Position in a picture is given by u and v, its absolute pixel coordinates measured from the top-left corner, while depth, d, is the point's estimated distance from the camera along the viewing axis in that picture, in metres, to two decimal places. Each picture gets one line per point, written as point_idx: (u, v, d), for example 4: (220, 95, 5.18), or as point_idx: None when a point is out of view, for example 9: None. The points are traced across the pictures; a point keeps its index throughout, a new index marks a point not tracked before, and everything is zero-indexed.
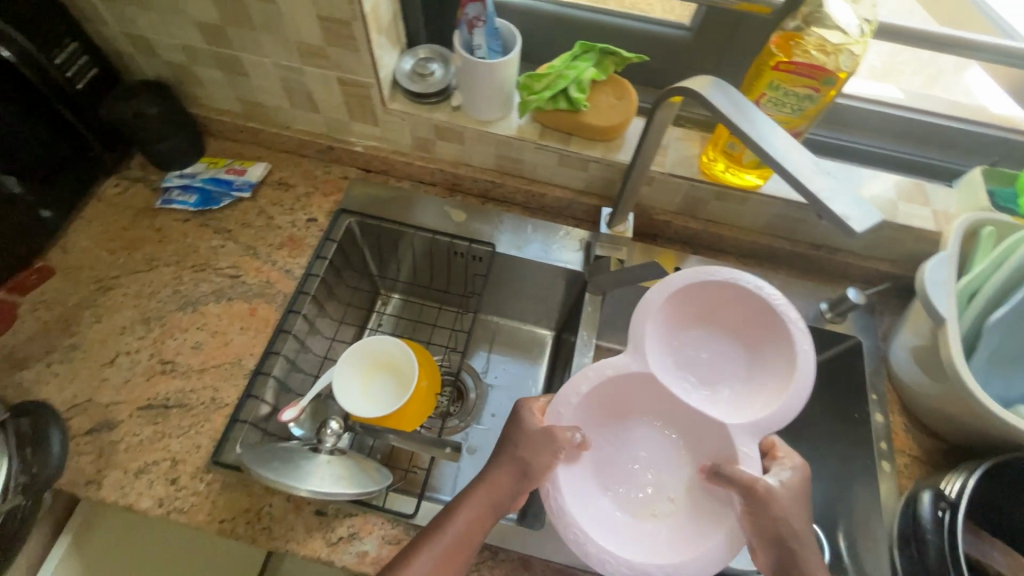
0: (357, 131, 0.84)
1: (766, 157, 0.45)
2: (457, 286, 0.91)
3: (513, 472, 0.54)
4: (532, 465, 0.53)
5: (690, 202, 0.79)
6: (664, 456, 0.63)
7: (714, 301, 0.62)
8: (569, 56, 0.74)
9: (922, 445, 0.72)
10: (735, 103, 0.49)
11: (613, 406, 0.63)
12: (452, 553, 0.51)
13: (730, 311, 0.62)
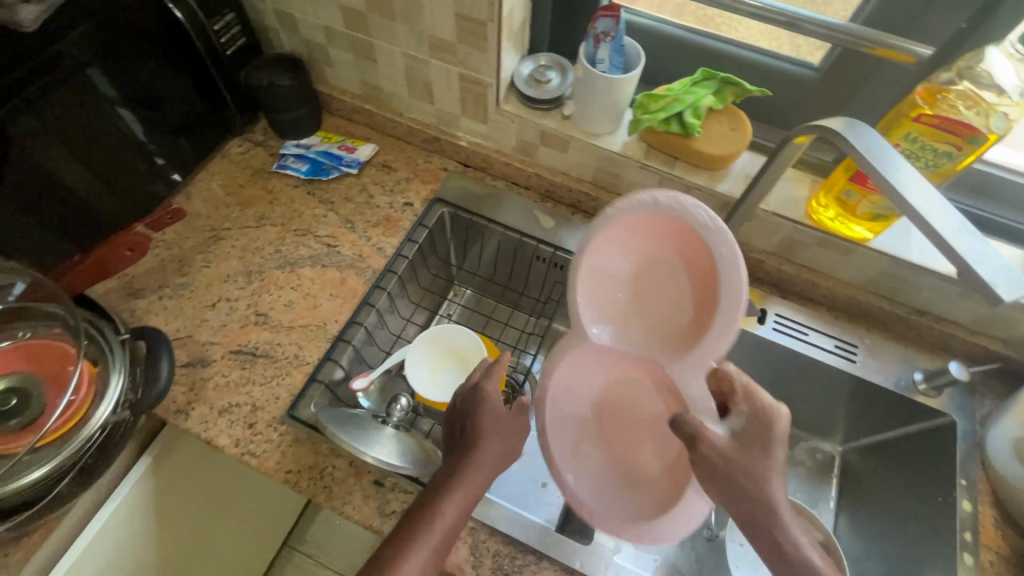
0: (465, 126, 0.87)
1: (910, 212, 0.44)
2: (534, 290, 0.92)
3: (496, 453, 0.58)
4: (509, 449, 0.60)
5: (788, 244, 0.77)
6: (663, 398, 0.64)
7: (670, 233, 0.57)
8: (689, 81, 0.73)
9: (1014, 546, 0.66)
10: (880, 148, 0.47)
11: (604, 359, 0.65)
12: (450, 531, 0.54)
13: (649, 231, 0.59)
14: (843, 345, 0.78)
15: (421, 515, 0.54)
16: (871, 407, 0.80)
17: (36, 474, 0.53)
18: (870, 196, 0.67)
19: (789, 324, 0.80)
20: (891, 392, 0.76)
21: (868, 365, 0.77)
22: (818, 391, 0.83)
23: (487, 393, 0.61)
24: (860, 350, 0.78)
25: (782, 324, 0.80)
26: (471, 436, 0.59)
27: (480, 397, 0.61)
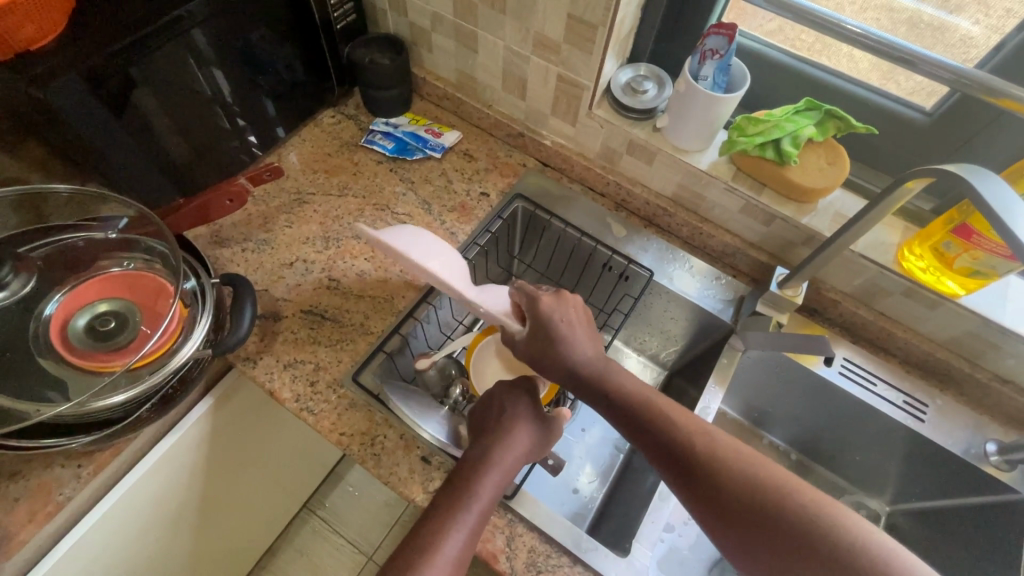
0: (551, 126, 0.88)
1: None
2: (598, 298, 0.91)
3: (532, 440, 0.62)
4: (536, 443, 0.62)
5: (869, 288, 0.74)
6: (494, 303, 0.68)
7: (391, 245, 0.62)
8: (791, 109, 0.72)
9: None
10: (1009, 201, 0.45)
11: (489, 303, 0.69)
12: (489, 501, 0.56)
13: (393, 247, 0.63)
14: (914, 402, 0.75)
15: (463, 488, 0.56)
16: (935, 472, 0.76)
17: (118, 398, 0.57)
18: (970, 251, 0.64)
19: (856, 369, 0.77)
20: (959, 459, 0.72)
21: (938, 427, 0.73)
22: (876, 445, 0.80)
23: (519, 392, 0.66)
24: (931, 410, 0.74)
25: (848, 369, 0.77)
26: (509, 421, 0.62)
27: (507, 397, 0.65)
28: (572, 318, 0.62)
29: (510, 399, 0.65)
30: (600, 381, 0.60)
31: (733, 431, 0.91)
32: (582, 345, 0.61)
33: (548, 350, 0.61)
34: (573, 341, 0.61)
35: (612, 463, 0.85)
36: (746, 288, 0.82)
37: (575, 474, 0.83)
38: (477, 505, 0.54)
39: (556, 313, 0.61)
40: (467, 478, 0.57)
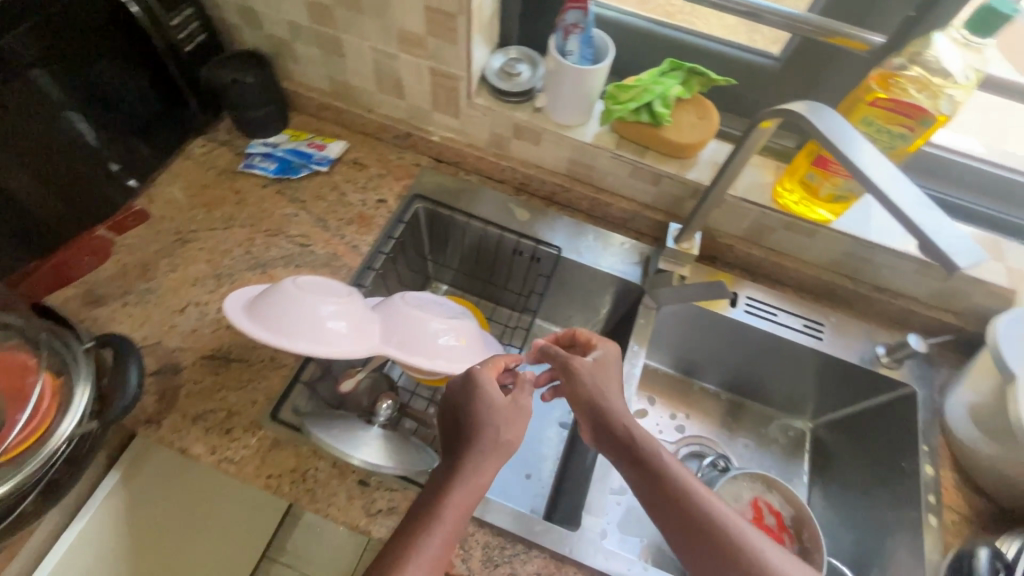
0: (437, 121, 0.86)
1: (871, 188, 0.46)
2: (515, 284, 0.92)
3: (502, 441, 0.60)
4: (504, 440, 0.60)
5: (756, 228, 0.79)
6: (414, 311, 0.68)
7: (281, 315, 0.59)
8: (657, 71, 0.75)
9: (972, 506, 0.70)
10: (841, 130, 0.49)
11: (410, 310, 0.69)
12: (461, 516, 0.55)
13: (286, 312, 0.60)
14: (812, 325, 0.82)
15: (431, 504, 0.55)
16: (842, 383, 0.83)
17: None
18: (830, 179, 0.70)
19: (757, 305, 0.82)
20: (857, 366, 0.79)
21: (835, 343, 0.80)
22: (789, 371, 0.86)
23: (473, 380, 0.61)
24: (827, 328, 0.81)
25: (751, 306, 0.82)
26: (470, 429, 0.59)
27: (472, 378, 0.61)
28: (612, 376, 0.65)
29: (476, 397, 0.60)
30: (629, 435, 0.60)
31: (667, 386, 0.95)
32: (615, 400, 0.63)
33: (588, 397, 0.63)
34: (612, 395, 0.63)
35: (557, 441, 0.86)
36: (651, 248, 0.85)
37: (524, 460, 0.84)
38: (444, 526, 0.53)
39: (600, 366, 0.65)
40: (430, 491, 0.56)
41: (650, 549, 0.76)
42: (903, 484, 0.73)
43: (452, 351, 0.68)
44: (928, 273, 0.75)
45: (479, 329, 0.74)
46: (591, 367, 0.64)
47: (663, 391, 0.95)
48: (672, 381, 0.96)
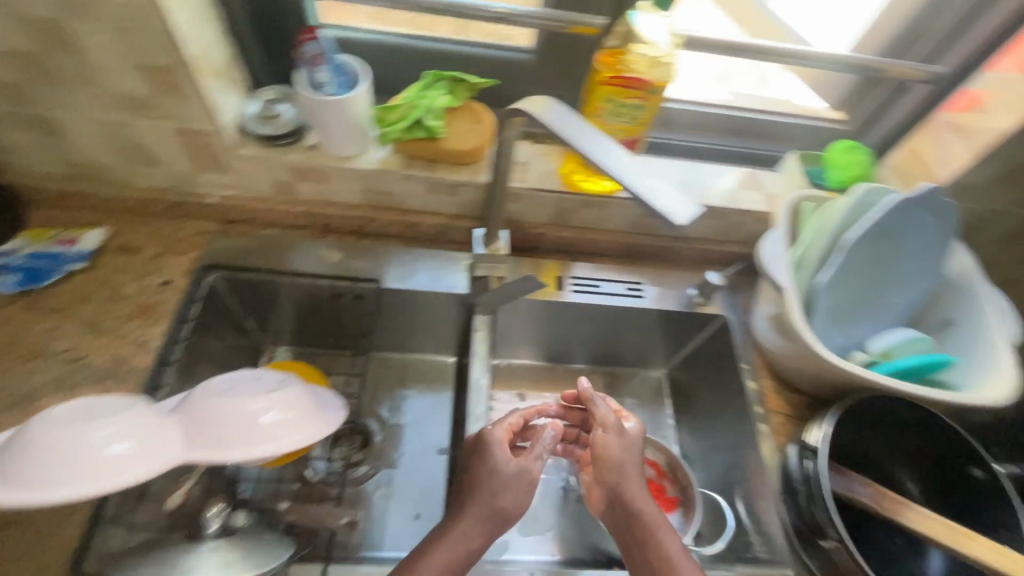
0: (208, 182, 0.78)
1: (597, 165, 0.48)
2: (348, 328, 0.87)
3: (512, 499, 0.60)
4: (506, 509, 0.60)
5: (558, 212, 0.83)
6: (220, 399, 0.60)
7: (34, 467, 0.51)
8: (420, 85, 0.74)
9: (790, 403, 0.80)
10: (565, 120, 0.51)
11: (215, 397, 0.60)
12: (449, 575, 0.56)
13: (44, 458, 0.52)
14: (632, 286, 0.88)
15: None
16: (673, 329, 0.90)
17: None
18: None
19: (582, 282, 0.87)
20: (678, 312, 0.87)
21: (655, 297, 0.87)
22: (630, 333, 0.92)
23: (484, 445, 0.64)
24: (646, 286, 0.88)
25: (576, 286, 0.86)
26: (468, 490, 0.61)
27: (487, 439, 0.64)
28: (636, 457, 0.66)
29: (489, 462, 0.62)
30: (638, 507, 0.61)
31: (535, 377, 0.96)
32: (633, 479, 0.63)
33: (616, 466, 0.63)
34: (631, 469, 0.64)
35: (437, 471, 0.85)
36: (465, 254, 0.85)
37: (408, 501, 0.81)
38: None
39: (629, 440, 0.66)
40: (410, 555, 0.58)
41: (557, 541, 0.82)
42: (737, 403, 0.81)
43: (281, 427, 0.61)
44: (707, 214, 0.84)
45: (309, 389, 0.68)
46: (620, 441, 0.65)
47: (530, 384, 0.96)
48: (540, 369, 0.97)
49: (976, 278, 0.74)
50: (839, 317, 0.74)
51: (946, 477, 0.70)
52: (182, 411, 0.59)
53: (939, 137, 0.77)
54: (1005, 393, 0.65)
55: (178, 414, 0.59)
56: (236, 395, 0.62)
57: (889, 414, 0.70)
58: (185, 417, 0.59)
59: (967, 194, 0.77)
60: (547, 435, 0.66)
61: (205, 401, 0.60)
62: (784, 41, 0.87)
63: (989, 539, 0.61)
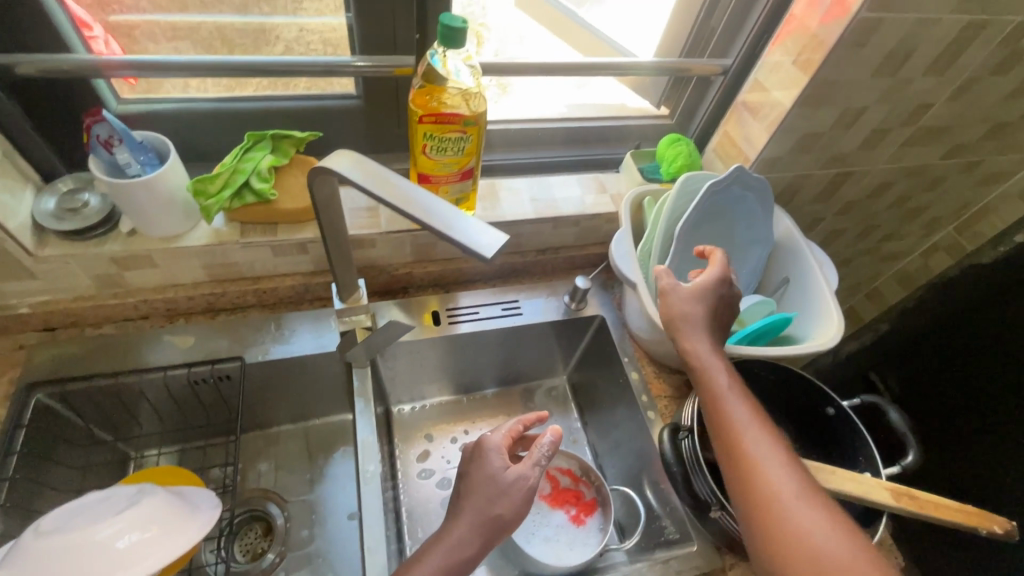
0: (13, 292, 0.69)
1: (403, 212, 0.48)
2: (220, 413, 0.81)
3: (509, 503, 0.59)
4: (500, 517, 0.58)
5: (420, 250, 0.84)
6: (57, 540, 0.54)
7: None
8: (240, 149, 0.72)
9: (672, 384, 0.85)
10: (373, 174, 0.50)
11: (51, 539, 0.54)
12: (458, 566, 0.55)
13: None
14: (509, 305, 0.89)
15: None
16: (558, 337, 0.93)
17: None
18: (441, 189, 0.72)
19: (459, 311, 0.87)
20: (557, 321, 0.89)
21: (533, 311, 0.89)
22: (520, 350, 0.93)
23: (485, 449, 0.64)
24: (522, 302, 0.89)
25: (454, 316, 0.86)
26: (467, 489, 0.61)
27: (483, 445, 0.64)
28: (717, 301, 0.63)
29: (484, 471, 0.61)
30: (710, 387, 0.58)
31: (439, 413, 0.95)
32: (708, 353, 0.60)
33: (691, 338, 0.61)
34: (701, 343, 0.60)
35: (353, 537, 0.82)
36: (327, 308, 0.83)
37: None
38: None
39: (712, 285, 0.63)
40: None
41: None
42: (626, 396, 0.85)
43: (134, 551, 0.55)
44: (563, 224, 0.88)
45: (174, 497, 0.62)
46: (700, 288, 0.62)
47: (435, 422, 0.94)
48: (442, 405, 0.95)
49: (795, 236, 0.83)
50: None
51: (807, 420, 0.76)
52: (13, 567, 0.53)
53: (741, 120, 0.86)
54: (834, 335, 0.73)
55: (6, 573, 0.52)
56: (78, 530, 0.55)
57: (747, 373, 0.76)
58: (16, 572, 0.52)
59: (776, 166, 0.86)
60: (545, 441, 0.61)
61: (39, 547, 0.54)
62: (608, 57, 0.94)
63: (851, 472, 0.65)
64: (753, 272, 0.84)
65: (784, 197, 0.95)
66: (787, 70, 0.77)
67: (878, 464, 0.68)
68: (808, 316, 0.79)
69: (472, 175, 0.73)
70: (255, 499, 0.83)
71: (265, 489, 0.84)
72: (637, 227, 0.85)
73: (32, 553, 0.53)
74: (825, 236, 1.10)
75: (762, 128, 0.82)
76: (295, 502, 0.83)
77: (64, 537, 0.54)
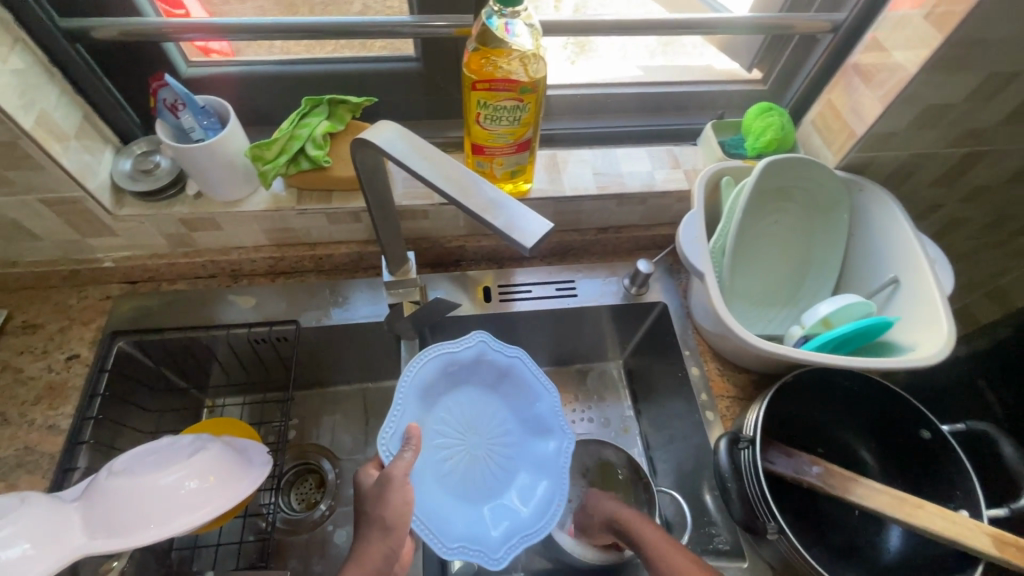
0: (99, 246, 0.75)
1: (442, 192, 0.45)
2: (278, 370, 0.84)
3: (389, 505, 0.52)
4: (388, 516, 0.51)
5: (472, 223, 0.81)
6: (131, 482, 0.57)
7: None
8: (297, 115, 0.72)
9: (737, 384, 0.77)
10: (409, 150, 0.47)
11: (120, 483, 0.56)
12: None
13: None
14: (564, 285, 0.84)
15: None
16: (616, 323, 0.87)
17: None
18: (495, 160, 0.68)
19: (512, 288, 0.84)
20: (615, 305, 0.83)
21: (590, 293, 0.84)
22: (574, 332, 0.88)
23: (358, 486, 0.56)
24: (578, 282, 0.85)
25: (506, 293, 0.83)
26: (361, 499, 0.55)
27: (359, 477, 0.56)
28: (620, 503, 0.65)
29: (384, 493, 0.52)
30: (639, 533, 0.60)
31: None
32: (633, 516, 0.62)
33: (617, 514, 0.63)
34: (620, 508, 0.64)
35: None
36: (378, 278, 0.83)
37: None
38: None
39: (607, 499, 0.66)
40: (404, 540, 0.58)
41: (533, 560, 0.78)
42: (683, 391, 0.78)
43: (201, 496, 0.58)
44: (627, 201, 0.81)
45: (230, 445, 0.65)
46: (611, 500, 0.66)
47: None
48: None
49: (900, 227, 0.71)
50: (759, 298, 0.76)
51: (896, 441, 0.67)
52: (92, 510, 0.55)
53: (850, 86, 0.74)
54: (942, 348, 0.62)
55: (78, 504, 0.56)
56: (142, 473, 0.58)
57: (829, 384, 0.67)
58: (94, 507, 0.55)
59: (889, 142, 0.73)
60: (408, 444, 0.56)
61: (109, 485, 0.56)
62: (696, 12, 0.85)
63: (942, 507, 0.57)
64: (833, 269, 0.77)
65: (895, 180, 0.81)
66: (915, 28, 0.64)
67: (978, 503, 0.59)
68: (912, 320, 0.67)
69: (529, 147, 0.68)
70: (312, 453, 0.86)
71: (321, 445, 0.87)
72: (710, 210, 0.77)
73: (102, 493, 0.56)
74: (943, 227, 0.94)
75: (877, 96, 0.70)
76: (345, 461, 0.86)
77: (132, 477, 0.57)
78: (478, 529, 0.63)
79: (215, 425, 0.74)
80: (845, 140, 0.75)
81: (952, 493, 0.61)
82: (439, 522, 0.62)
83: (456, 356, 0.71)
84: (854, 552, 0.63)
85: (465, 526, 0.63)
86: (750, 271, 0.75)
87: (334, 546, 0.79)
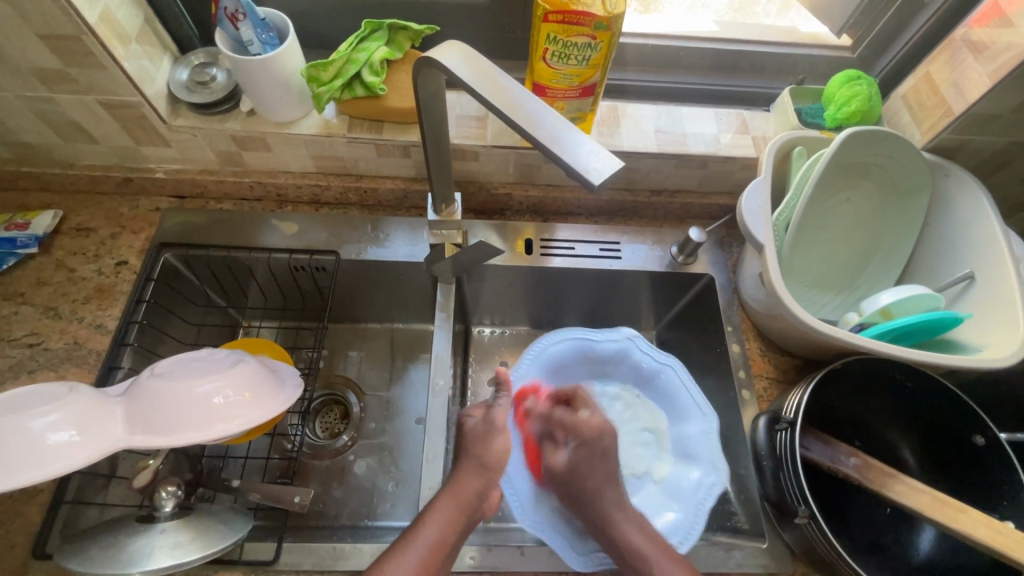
0: (152, 156, 0.76)
1: (506, 122, 0.42)
2: (314, 300, 0.85)
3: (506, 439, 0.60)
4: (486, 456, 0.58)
5: (522, 171, 0.79)
6: (170, 385, 0.58)
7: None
8: (356, 38, 0.69)
9: (778, 366, 0.75)
10: (476, 72, 0.45)
11: (161, 385, 0.58)
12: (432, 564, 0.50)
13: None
14: (609, 246, 0.82)
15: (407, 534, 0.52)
16: (656, 292, 0.84)
17: None
18: (556, 103, 0.65)
19: (555, 243, 0.81)
20: (660, 272, 0.80)
21: (634, 256, 0.81)
22: (613, 296, 0.85)
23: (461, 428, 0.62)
24: (624, 245, 0.82)
25: (548, 247, 0.81)
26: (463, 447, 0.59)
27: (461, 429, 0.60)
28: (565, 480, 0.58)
29: (487, 436, 0.59)
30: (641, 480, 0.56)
31: (519, 342, 0.90)
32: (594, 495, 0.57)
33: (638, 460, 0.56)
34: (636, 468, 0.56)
35: (417, 438, 0.84)
36: (419, 219, 0.82)
37: (389, 469, 0.81)
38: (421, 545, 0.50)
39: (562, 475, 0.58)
40: None
41: None
42: (719, 367, 0.75)
43: (235, 407, 0.59)
44: (687, 164, 0.76)
45: (265, 364, 0.66)
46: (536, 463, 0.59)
47: (513, 349, 0.89)
48: (525, 334, 0.91)
49: (987, 219, 0.65)
50: (814, 280, 0.72)
51: (945, 444, 0.63)
52: (133, 406, 0.57)
53: (955, 58, 0.67)
54: (1015, 352, 0.58)
55: (120, 400, 0.57)
56: (183, 378, 0.59)
57: (881, 377, 0.64)
58: (135, 404, 0.57)
59: (988, 126, 0.66)
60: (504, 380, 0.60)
61: (151, 384, 0.58)
62: None
63: (987, 515, 0.54)
64: (901, 260, 0.72)
65: (985, 169, 0.74)
66: None
67: None
68: (982, 319, 0.63)
69: (594, 92, 0.64)
70: (339, 384, 0.88)
71: (348, 378, 0.88)
72: (777, 181, 0.72)
73: (143, 392, 0.57)
74: None
75: (986, 71, 0.63)
76: (371, 396, 0.87)
77: (172, 380, 0.58)
78: (565, 522, 0.63)
79: (253, 342, 0.77)
80: (939, 118, 0.68)
81: (999, 503, 0.58)
82: (529, 493, 0.65)
83: (597, 346, 0.77)
84: (881, 550, 0.61)
85: (555, 511, 0.65)
86: (810, 250, 0.71)
87: (354, 474, 0.80)
